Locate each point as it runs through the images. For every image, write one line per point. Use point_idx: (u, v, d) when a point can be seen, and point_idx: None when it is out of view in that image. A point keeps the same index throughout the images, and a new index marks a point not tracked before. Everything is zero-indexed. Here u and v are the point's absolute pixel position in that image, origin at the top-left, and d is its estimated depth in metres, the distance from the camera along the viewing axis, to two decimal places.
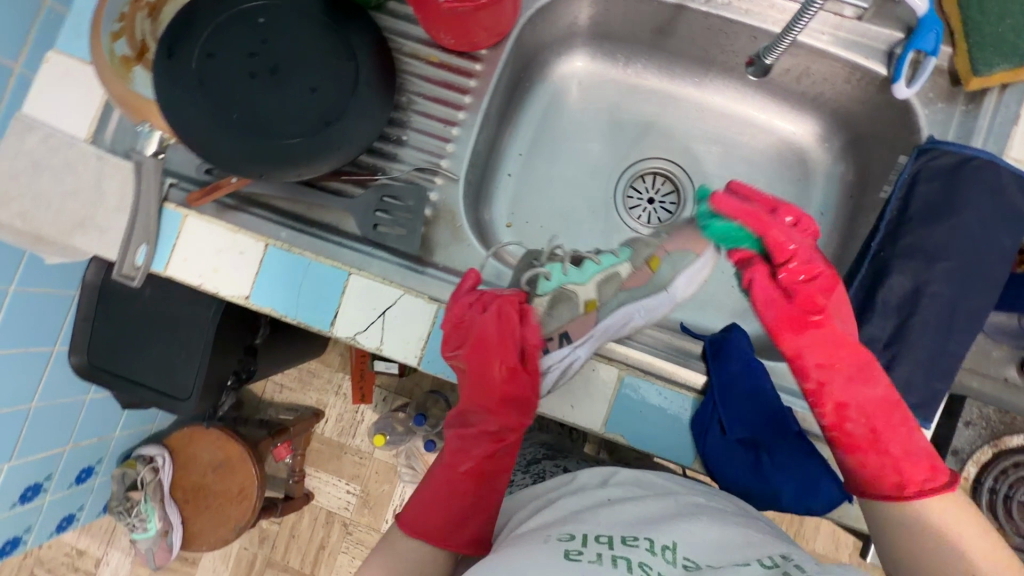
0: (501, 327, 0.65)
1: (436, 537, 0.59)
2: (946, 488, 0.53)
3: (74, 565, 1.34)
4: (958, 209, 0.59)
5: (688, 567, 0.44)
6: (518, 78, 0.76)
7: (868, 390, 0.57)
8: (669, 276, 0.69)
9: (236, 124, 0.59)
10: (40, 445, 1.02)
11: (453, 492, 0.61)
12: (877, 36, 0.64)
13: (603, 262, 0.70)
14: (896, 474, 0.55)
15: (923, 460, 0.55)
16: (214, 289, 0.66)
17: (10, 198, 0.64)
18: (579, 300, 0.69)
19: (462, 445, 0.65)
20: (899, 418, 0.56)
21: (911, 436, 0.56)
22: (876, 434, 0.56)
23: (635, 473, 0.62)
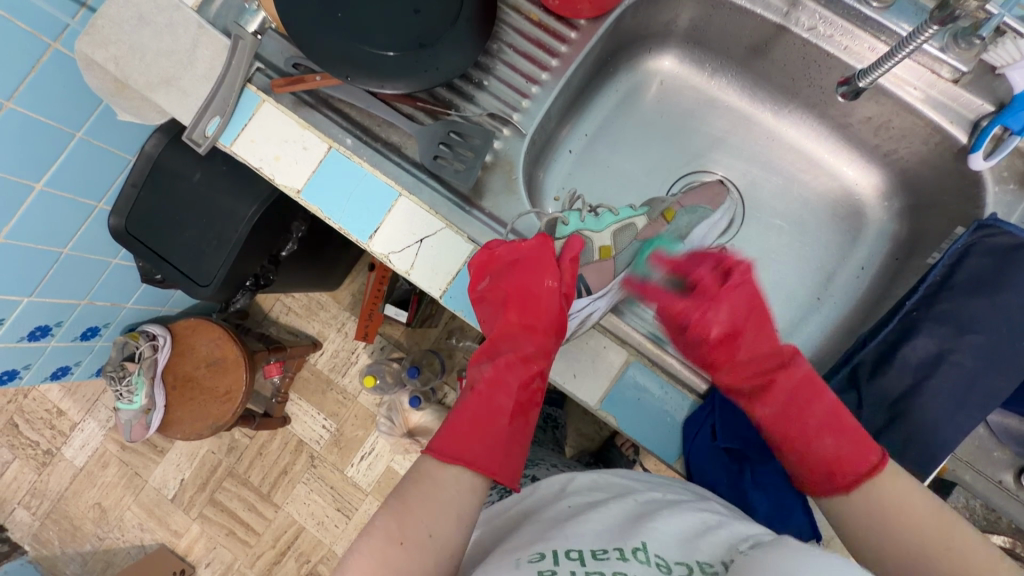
0: (532, 258, 0.64)
1: (477, 464, 0.55)
2: (845, 490, 0.54)
3: (51, 423, 1.38)
4: (1001, 289, 0.60)
5: (661, 567, 0.43)
6: (606, 60, 0.78)
7: (766, 407, 0.61)
8: (685, 226, 0.75)
9: (338, 23, 0.62)
10: (59, 292, 1.02)
11: (493, 419, 0.58)
12: (969, 103, 0.63)
13: (620, 214, 0.73)
14: (801, 479, 0.58)
15: (825, 463, 0.56)
16: (270, 175, 0.68)
17: (109, 41, 0.67)
18: (596, 247, 0.73)
19: (499, 376, 0.61)
20: (798, 428, 0.58)
21: (810, 447, 0.57)
22: (783, 446, 0.60)
23: (592, 479, 0.59)
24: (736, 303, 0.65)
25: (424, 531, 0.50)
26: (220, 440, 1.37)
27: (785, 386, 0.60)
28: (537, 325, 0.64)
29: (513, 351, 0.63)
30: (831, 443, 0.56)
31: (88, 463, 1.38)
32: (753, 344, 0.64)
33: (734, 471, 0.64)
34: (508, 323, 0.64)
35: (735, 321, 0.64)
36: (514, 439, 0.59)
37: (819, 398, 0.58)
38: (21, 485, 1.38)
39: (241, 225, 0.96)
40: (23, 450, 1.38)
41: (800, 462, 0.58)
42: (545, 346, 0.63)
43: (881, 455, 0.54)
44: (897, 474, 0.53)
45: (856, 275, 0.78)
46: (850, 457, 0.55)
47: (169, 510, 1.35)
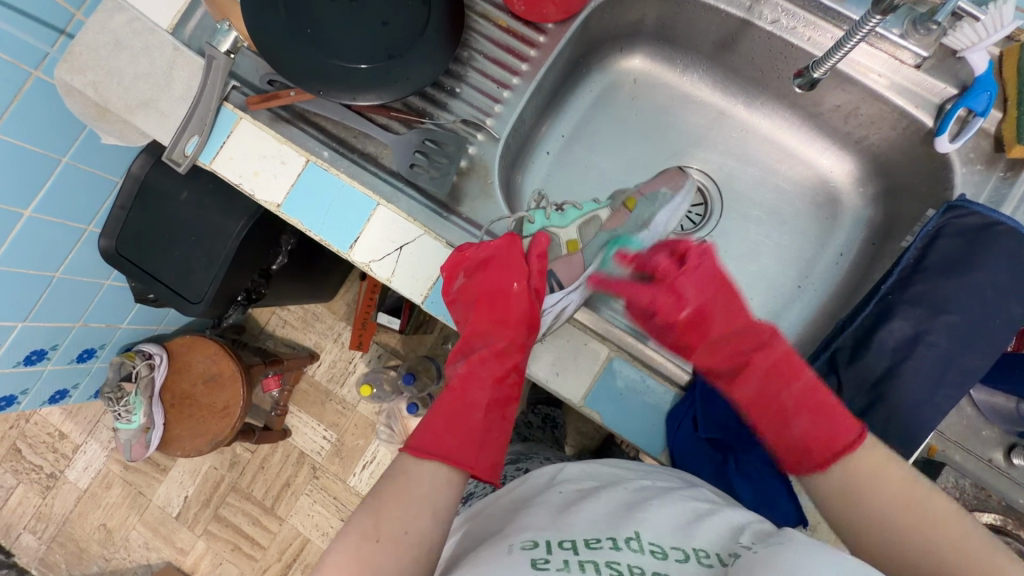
0: (503, 254, 0.64)
1: (453, 459, 0.56)
2: (821, 467, 0.55)
3: (53, 446, 1.39)
4: (972, 268, 0.61)
5: (657, 553, 0.43)
6: (577, 62, 0.79)
7: (744, 388, 0.62)
8: (647, 215, 0.74)
9: (307, 39, 0.63)
10: (53, 316, 1.03)
11: (466, 415, 0.59)
12: (933, 88, 0.65)
13: (583, 208, 0.74)
14: (782, 458, 0.60)
15: (801, 445, 0.57)
16: (250, 191, 0.69)
17: (87, 66, 0.68)
18: (562, 242, 0.72)
19: (473, 374, 0.62)
20: (778, 407, 0.59)
21: (787, 428, 0.58)
22: (762, 421, 0.61)
23: (581, 468, 0.60)
24: (699, 279, 0.64)
25: (398, 528, 0.51)
26: (222, 455, 1.37)
27: (760, 368, 0.61)
28: (510, 320, 0.65)
29: (487, 347, 0.64)
30: (808, 423, 0.57)
31: (92, 485, 1.38)
32: (710, 351, 0.64)
33: (718, 460, 0.66)
34: (481, 317, 0.65)
35: (704, 297, 0.64)
36: (489, 434, 0.59)
37: (791, 380, 0.59)
38: (26, 510, 1.39)
39: (229, 241, 0.97)
40: (27, 474, 1.39)
41: (776, 444, 0.60)
42: (519, 341, 0.64)
43: (858, 434, 0.54)
44: (874, 448, 0.54)
45: (835, 261, 0.79)
46: (828, 436, 0.55)
47: (174, 527, 1.36)
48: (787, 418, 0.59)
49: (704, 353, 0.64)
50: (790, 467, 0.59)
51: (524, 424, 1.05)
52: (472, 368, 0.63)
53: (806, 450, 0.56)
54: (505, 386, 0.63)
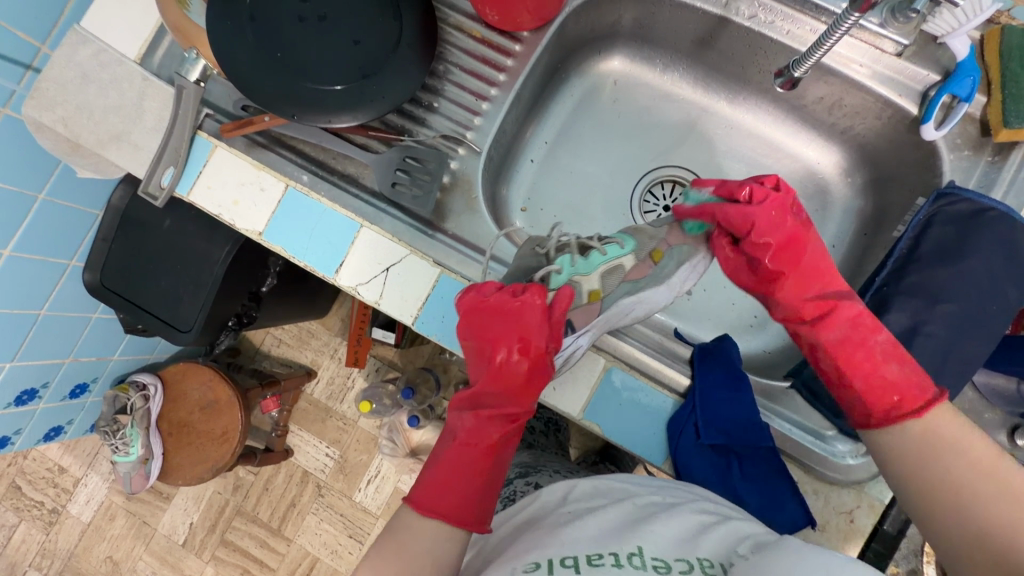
0: (524, 314, 0.60)
1: (454, 519, 0.55)
2: (914, 415, 0.51)
3: (53, 482, 1.37)
4: (966, 256, 0.60)
5: (659, 568, 0.43)
6: (555, 68, 0.78)
7: (828, 334, 0.57)
8: (671, 271, 0.67)
9: (278, 63, 0.62)
10: (42, 354, 1.01)
11: (471, 471, 0.57)
12: (915, 75, 0.64)
13: (607, 254, 0.67)
14: (863, 410, 0.54)
15: (891, 390, 0.53)
16: (230, 221, 0.68)
17: (55, 102, 0.66)
18: (584, 292, 0.67)
19: (479, 425, 0.60)
20: (863, 351, 0.55)
21: (876, 369, 0.54)
22: (842, 368, 0.56)
23: (592, 484, 0.58)
24: (776, 214, 0.59)
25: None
26: (224, 479, 1.36)
27: (845, 315, 0.57)
28: (522, 383, 0.61)
29: (494, 404, 0.61)
30: (896, 369, 0.54)
31: (95, 518, 1.37)
32: (796, 284, 0.59)
33: (722, 465, 0.64)
34: (492, 374, 0.61)
35: (788, 228, 0.59)
36: (491, 490, 0.58)
37: (872, 332, 0.56)
38: (29, 548, 1.37)
39: (215, 267, 0.95)
40: (28, 512, 1.37)
41: (860, 398, 0.55)
42: (527, 401, 0.61)
43: (939, 391, 0.52)
44: (949, 412, 0.51)
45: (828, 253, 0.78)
46: (913, 384, 0.53)
47: (182, 555, 1.34)
48: (871, 358, 0.55)
49: (790, 289, 0.59)
50: (873, 424, 0.54)
51: (526, 431, 1.04)
52: (478, 422, 0.60)
53: (892, 393, 0.53)
54: (508, 443, 0.61)
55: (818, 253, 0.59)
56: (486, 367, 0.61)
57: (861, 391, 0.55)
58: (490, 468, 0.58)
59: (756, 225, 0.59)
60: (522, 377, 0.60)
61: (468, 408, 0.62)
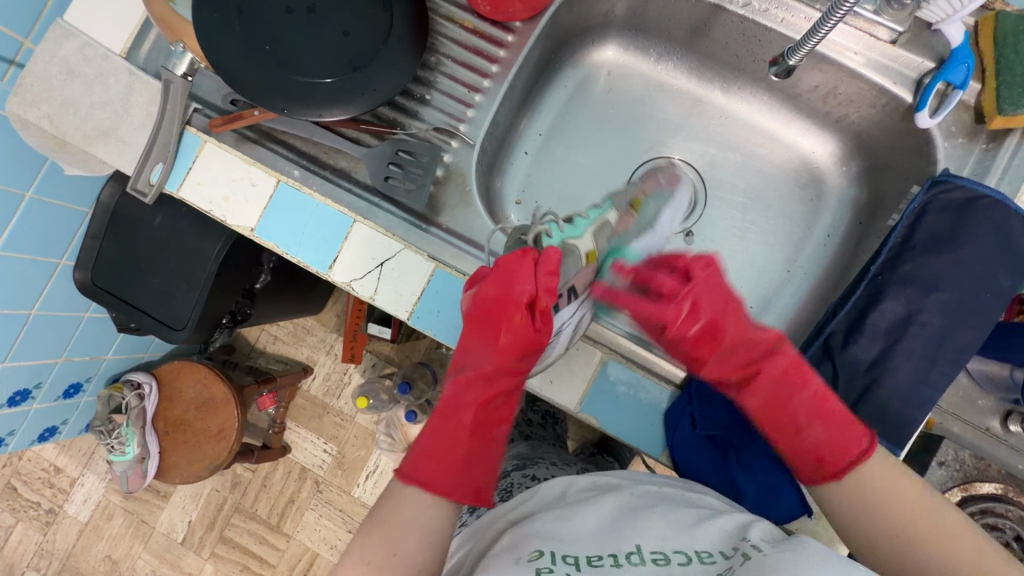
0: (507, 277, 0.57)
1: (432, 486, 0.56)
2: (836, 478, 0.54)
3: (50, 482, 1.36)
4: (961, 243, 0.60)
5: (658, 562, 0.43)
6: (548, 58, 0.77)
7: (754, 399, 0.59)
8: (654, 215, 0.71)
9: (266, 55, 0.61)
10: (33, 355, 1.00)
11: (452, 439, 0.58)
12: (910, 62, 0.64)
13: (591, 215, 0.67)
14: (794, 471, 0.58)
15: (813, 452, 0.56)
16: (221, 217, 0.67)
17: (39, 99, 0.64)
18: (581, 254, 0.63)
19: (461, 392, 0.59)
20: (789, 415, 0.57)
21: (803, 432, 0.56)
22: (773, 433, 0.58)
23: (592, 480, 0.59)
24: (712, 292, 0.59)
25: (387, 551, 0.53)
26: (222, 477, 1.35)
27: (771, 375, 0.57)
28: (504, 347, 0.58)
29: (476, 368, 0.59)
30: (822, 431, 0.55)
31: (93, 517, 1.36)
32: (723, 363, 0.59)
33: (718, 456, 0.65)
34: (473, 338, 0.59)
35: (706, 317, 0.58)
36: (474, 458, 0.58)
37: (800, 390, 0.57)
38: (27, 548, 1.36)
39: (207, 264, 0.94)
40: (25, 512, 1.36)
41: (790, 455, 0.58)
42: (511, 366, 0.59)
43: (870, 442, 0.54)
44: (877, 466, 0.53)
45: (823, 244, 0.78)
46: (843, 443, 0.54)
47: (181, 553, 1.34)
48: (796, 430, 0.57)
49: (720, 368, 0.59)
50: (801, 480, 0.57)
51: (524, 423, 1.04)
52: (460, 389, 0.60)
53: (815, 459, 0.55)
54: (492, 411, 0.60)
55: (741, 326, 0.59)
56: (467, 330, 0.59)
57: (787, 451, 0.58)
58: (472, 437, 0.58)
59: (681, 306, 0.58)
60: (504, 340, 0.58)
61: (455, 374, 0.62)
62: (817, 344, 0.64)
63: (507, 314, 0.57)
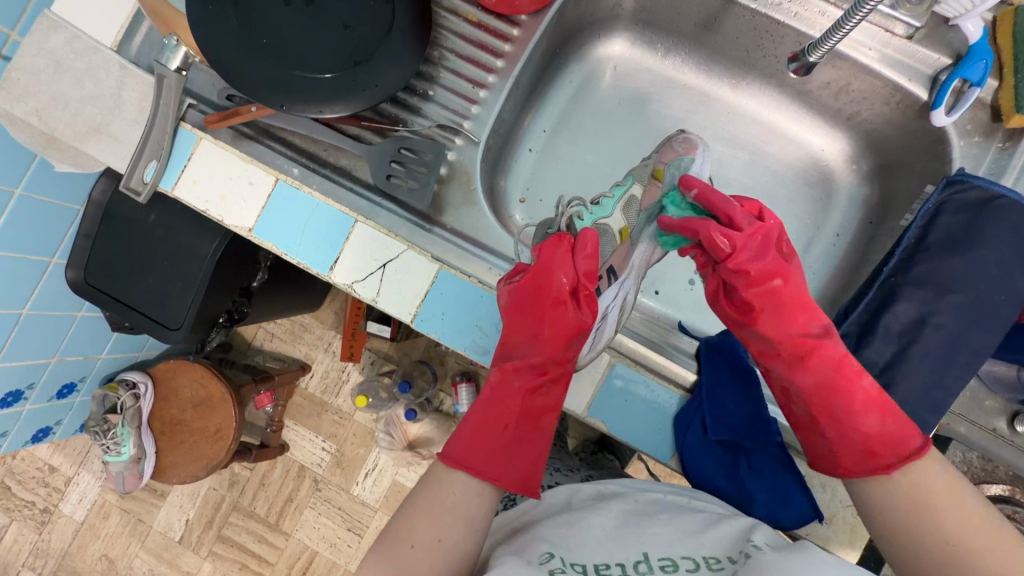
0: (552, 263, 0.60)
1: (479, 472, 0.54)
2: (886, 471, 0.52)
3: (44, 481, 1.34)
4: (976, 244, 0.59)
5: (667, 568, 0.42)
6: (554, 53, 0.75)
7: (805, 377, 0.56)
8: (678, 181, 0.70)
9: (264, 49, 0.59)
10: (25, 355, 0.98)
11: (498, 424, 0.56)
12: (926, 59, 0.62)
13: (615, 194, 0.71)
14: (832, 461, 0.55)
15: (865, 444, 0.53)
16: (218, 217, 0.65)
17: (28, 93, 0.62)
18: (614, 231, 0.69)
19: (507, 377, 0.58)
20: (843, 402, 0.54)
21: (854, 423, 0.54)
22: (819, 414, 0.56)
23: (598, 487, 0.57)
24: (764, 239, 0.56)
25: (433, 536, 0.50)
26: (220, 475, 1.34)
27: (826, 358, 0.55)
28: (551, 332, 0.59)
29: (522, 356, 0.59)
30: (875, 421, 0.53)
31: (89, 516, 1.34)
32: (777, 320, 0.56)
33: (729, 460, 0.64)
34: (517, 324, 0.60)
35: (769, 260, 0.56)
36: (521, 447, 0.56)
37: (857, 379, 0.54)
38: (22, 548, 1.35)
39: (203, 263, 0.91)
40: (19, 512, 1.35)
41: (833, 445, 0.55)
42: (558, 352, 0.59)
43: (923, 441, 0.52)
44: (934, 467, 0.51)
45: (832, 243, 0.77)
46: (893, 437, 0.53)
47: (178, 552, 1.33)
48: (844, 421, 0.54)
49: (770, 330, 0.56)
50: (840, 472, 0.55)
51: None
52: (506, 376, 0.59)
53: (864, 453, 0.53)
54: (541, 399, 0.58)
55: (798, 287, 0.56)
56: (510, 319, 0.60)
57: (832, 441, 0.55)
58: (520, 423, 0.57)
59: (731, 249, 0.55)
60: (550, 324, 0.59)
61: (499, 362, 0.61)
62: None
63: (552, 298, 0.59)
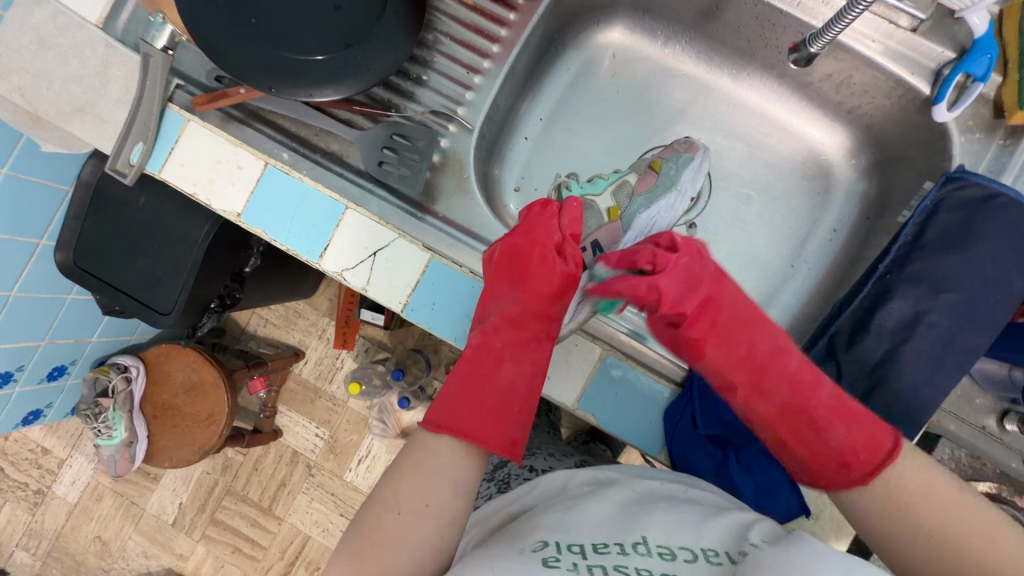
0: (535, 224, 0.61)
1: (459, 431, 0.51)
2: (868, 479, 0.50)
3: (37, 462, 1.34)
4: (972, 242, 0.59)
5: (665, 555, 0.42)
6: (550, 39, 0.74)
7: (765, 404, 0.55)
8: (674, 176, 0.72)
9: (252, 29, 0.57)
10: (15, 338, 0.97)
11: (479, 384, 0.54)
12: (930, 52, 0.61)
13: (611, 176, 0.73)
14: (811, 475, 0.54)
15: (835, 455, 0.52)
16: (206, 201, 0.63)
17: (10, 70, 0.60)
18: (601, 210, 0.71)
19: (487, 339, 0.57)
20: (807, 419, 0.53)
21: (821, 438, 0.52)
22: (789, 441, 0.54)
23: (593, 473, 0.57)
24: (675, 274, 0.54)
25: (420, 500, 0.48)
26: (213, 460, 1.34)
27: (778, 375, 0.53)
28: (534, 288, 0.58)
29: (500, 312, 0.58)
30: (843, 434, 0.52)
31: (82, 498, 1.34)
32: (721, 347, 0.54)
33: (719, 456, 0.64)
34: (497, 280, 0.59)
35: (698, 292, 0.54)
36: (507, 407, 0.54)
37: (815, 391, 0.53)
38: (16, 528, 1.35)
39: (194, 247, 0.90)
40: (12, 492, 1.35)
41: (807, 458, 0.54)
42: (540, 309, 0.58)
43: (896, 438, 0.50)
44: (910, 462, 0.50)
45: (829, 239, 0.76)
46: (868, 442, 0.51)
47: (171, 534, 1.33)
48: (816, 425, 0.52)
49: (714, 359, 0.55)
50: (825, 485, 0.53)
51: None
52: (485, 337, 0.57)
53: (839, 465, 0.51)
54: (524, 358, 0.57)
55: (731, 304, 0.55)
56: (491, 277, 0.59)
57: (805, 458, 0.54)
58: (503, 379, 0.55)
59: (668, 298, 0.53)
60: (532, 281, 0.58)
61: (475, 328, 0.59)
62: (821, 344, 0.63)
63: (531, 258, 0.59)
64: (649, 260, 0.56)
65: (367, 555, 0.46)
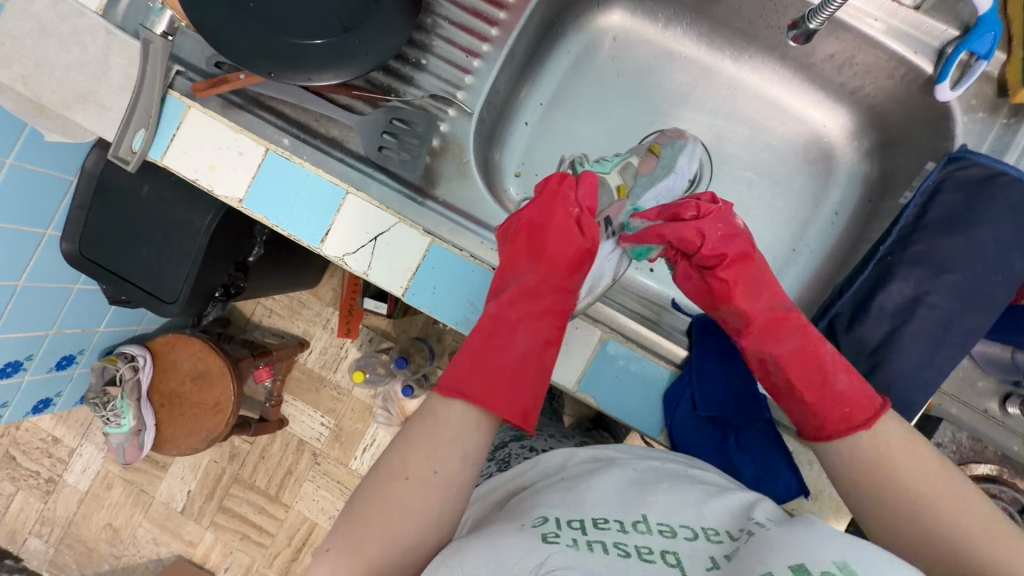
0: (553, 198, 0.62)
1: (476, 399, 0.52)
2: (863, 429, 0.51)
3: (48, 451, 1.36)
4: (975, 223, 0.59)
5: (665, 533, 0.42)
6: (550, 23, 0.74)
7: (780, 347, 0.57)
8: (672, 158, 0.72)
9: (251, 13, 0.57)
10: (24, 327, 0.98)
11: (496, 352, 0.55)
12: (932, 30, 0.61)
13: (614, 158, 0.73)
14: (816, 425, 0.54)
15: (842, 406, 0.53)
16: (208, 187, 0.64)
17: (13, 58, 0.60)
18: (612, 187, 0.72)
19: (504, 308, 0.57)
20: (817, 364, 0.55)
21: (829, 382, 0.54)
22: (794, 387, 0.56)
23: (594, 453, 0.57)
24: (721, 225, 0.61)
25: (428, 467, 0.48)
26: (221, 448, 1.36)
27: (795, 325, 0.57)
28: (554, 257, 0.60)
29: (518, 283, 0.59)
30: (845, 381, 0.54)
31: (92, 486, 1.37)
32: (750, 295, 0.60)
33: (718, 438, 0.65)
34: (517, 252, 0.60)
35: (737, 244, 0.61)
36: (523, 377, 0.55)
37: (820, 344, 0.57)
38: (29, 515, 1.38)
39: (198, 236, 0.90)
40: (25, 481, 1.37)
41: (812, 410, 0.55)
42: (557, 281, 0.59)
43: (883, 400, 0.53)
44: (893, 427, 0.51)
45: (830, 222, 0.76)
46: (860, 394, 0.53)
47: (181, 521, 1.35)
48: (816, 377, 0.55)
49: (743, 302, 0.59)
50: (824, 436, 0.54)
51: None
52: (502, 308, 0.57)
53: (844, 414, 0.53)
54: (540, 328, 0.57)
55: (760, 267, 0.61)
56: (510, 248, 0.60)
57: (809, 406, 0.55)
58: (519, 349, 0.56)
59: (712, 240, 0.60)
60: (553, 251, 0.60)
61: (490, 300, 0.59)
62: (821, 326, 0.63)
63: (552, 230, 0.61)
64: (710, 209, 0.62)
65: (375, 518, 0.46)
